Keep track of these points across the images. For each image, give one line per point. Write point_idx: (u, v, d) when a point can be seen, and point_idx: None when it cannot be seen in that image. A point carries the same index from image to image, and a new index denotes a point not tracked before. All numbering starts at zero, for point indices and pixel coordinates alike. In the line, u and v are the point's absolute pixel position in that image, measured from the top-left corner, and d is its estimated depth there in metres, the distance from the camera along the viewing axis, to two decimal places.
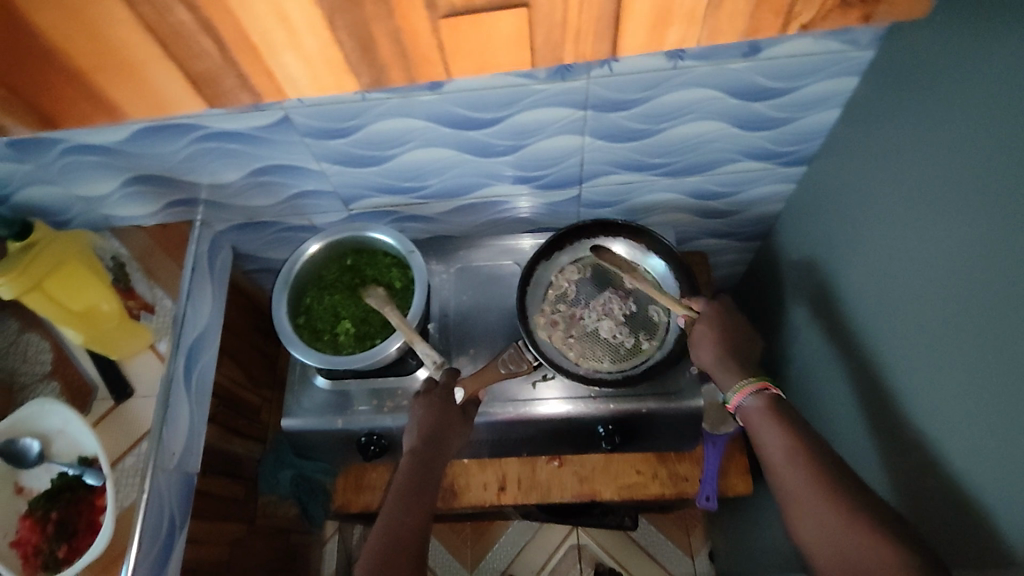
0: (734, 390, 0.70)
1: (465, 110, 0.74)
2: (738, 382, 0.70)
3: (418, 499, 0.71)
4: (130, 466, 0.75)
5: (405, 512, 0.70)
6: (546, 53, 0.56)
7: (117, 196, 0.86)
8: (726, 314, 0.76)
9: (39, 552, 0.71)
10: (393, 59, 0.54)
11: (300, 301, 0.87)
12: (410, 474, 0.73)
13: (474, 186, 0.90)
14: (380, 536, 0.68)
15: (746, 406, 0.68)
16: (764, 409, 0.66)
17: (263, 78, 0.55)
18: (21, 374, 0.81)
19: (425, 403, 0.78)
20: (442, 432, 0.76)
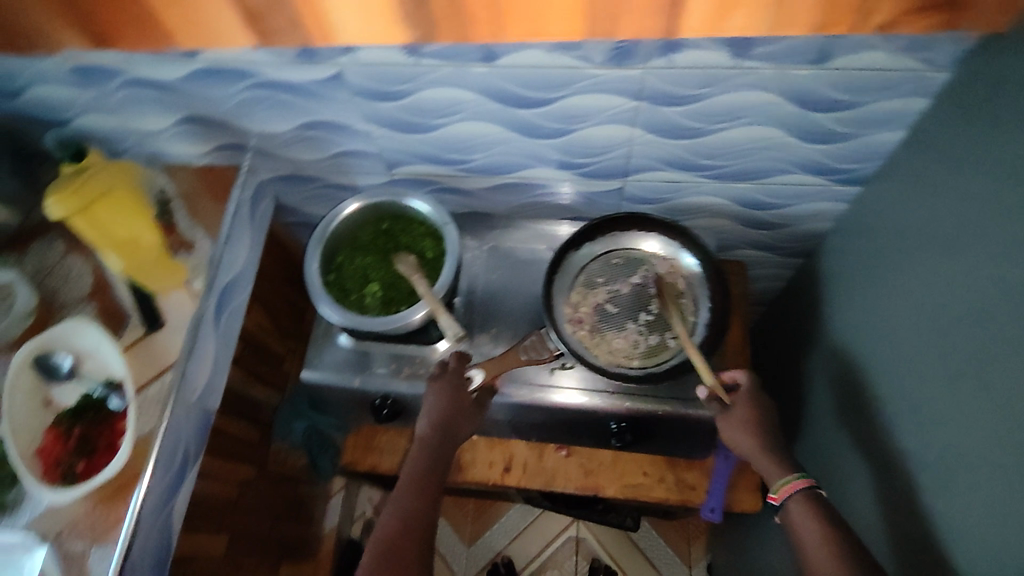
0: (778, 485, 0.71)
1: (517, 87, 0.73)
2: (783, 478, 0.71)
3: (426, 489, 0.74)
4: (154, 394, 0.78)
5: (410, 499, 0.73)
6: (600, 26, 0.60)
7: (170, 133, 0.88)
8: (755, 399, 0.77)
9: (59, 463, 0.75)
10: (444, 14, 0.59)
11: (333, 259, 0.88)
12: (419, 463, 0.76)
13: (517, 165, 0.89)
14: (388, 523, 0.72)
15: (789, 503, 0.69)
16: (811, 506, 0.68)
17: (312, 18, 0.61)
18: (63, 293, 0.85)
19: (438, 389, 0.79)
20: (454, 421, 0.77)
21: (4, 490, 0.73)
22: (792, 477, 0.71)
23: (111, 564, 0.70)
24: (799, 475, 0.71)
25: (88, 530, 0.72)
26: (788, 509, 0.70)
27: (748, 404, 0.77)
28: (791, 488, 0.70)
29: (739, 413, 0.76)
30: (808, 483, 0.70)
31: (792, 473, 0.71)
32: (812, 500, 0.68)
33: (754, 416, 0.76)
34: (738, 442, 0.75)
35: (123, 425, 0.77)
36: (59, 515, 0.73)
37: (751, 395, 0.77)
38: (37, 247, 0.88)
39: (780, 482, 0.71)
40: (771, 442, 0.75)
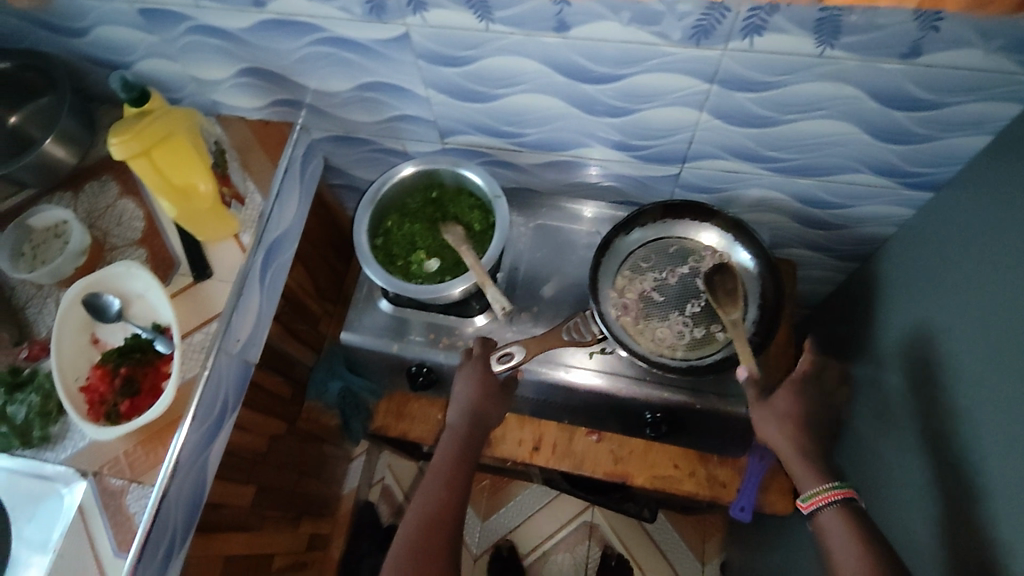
0: (810, 495, 0.69)
1: (586, 60, 0.71)
2: (816, 487, 0.69)
3: (454, 480, 0.75)
4: (198, 342, 0.79)
5: (440, 487, 0.74)
6: None
7: (229, 84, 0.88)
8: (799, 399, 0.75)
9: (104, 402, 0.75)
10: None
11: (381, 224, 0.87)
12: (448, 452, 0.77)
13: (573, 143, 0.86)
14: (420, 510, 0.73)
15: (822, 514, 0.68)
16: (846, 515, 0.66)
17: None
18: (114, 236, 0.87)
19: (468, 374, 0.80)
20: (481, 407, 0.78)
21: (49, 424, 0.76)
22: (823, 486, 0.68)
23: (149, 501, 0.71)
24: (834, 485, 0.68)
25: (127, 467, 0.73)
26: (818, 519, 0.68)
27: (789, 398, 0.75)
28: (823, 498, 0.68)
29: (777, 406, 0.74)
30: (842, 493, 0.68)
31: (827, 482, 0.69)
32: (847, 510, 0.66)
33: (799, 416, 0.74)
34: (774, 438, 0.74)
35: (169, 368, 0.77)
36: (100, 452, 0.74)
37: (796, 389, 0.75)
38: (91, 187, 0.91)
39: (810, 492, 0.69)
40: (811, 441, 0.73)
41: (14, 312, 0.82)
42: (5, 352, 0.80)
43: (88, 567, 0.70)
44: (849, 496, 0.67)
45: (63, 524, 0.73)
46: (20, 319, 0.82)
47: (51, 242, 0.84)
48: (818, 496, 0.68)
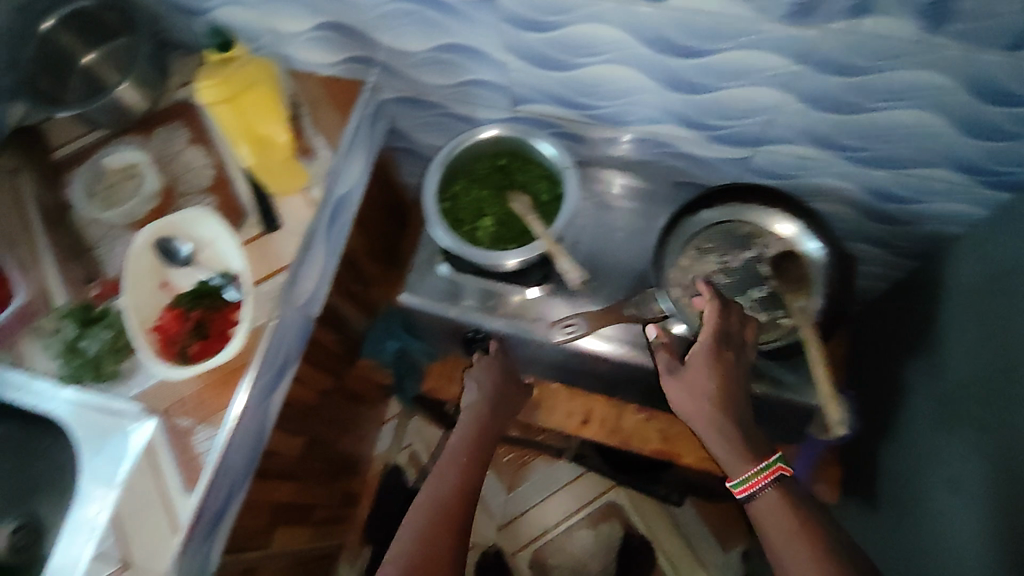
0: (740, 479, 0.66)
1: (678, 34, 0.69)
2: (746, 471, 0.66)
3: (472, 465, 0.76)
4: (267, 291, 0.80)
5: (454, 471, 0.75)
6: None
7: (305, 37, 0.88)
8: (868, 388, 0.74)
9: (176, 342, 0.77)
10: None
11: (449, 187, 0.87)
12: (463, 439, 0.79)
13: (647, 119, 0.85)
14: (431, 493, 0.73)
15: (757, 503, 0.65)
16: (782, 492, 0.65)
17: None
18: (184, 182, 0.87)
19: (487, 372, 0.88)
20: (499, 394, 0.86)
21: (120, 360, 0.78)
22: (757, 471, 0.65)
23: (218, 441, 0.74)
24: (767, 462, 0.66)
25: (193, 408, 0.75)
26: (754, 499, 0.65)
27: (706, 369, 0.70)
28: (758, 484, 0.65)
29: (683, 380, 0.70)
30: (776, 472, 0.66)
31: (757, 461, 0.66)
32: (781, 489, 0.65)
33: (719, 390, 0.69)
34: (692, 411, 0.70)
35: (236, 315, 0.79)
36: (169, 391, 0.76)
37: (708, 357, 0.70)
38: (160, 133, 0.90)
39: (741, 477, 0.67)
40: (732, 411, 0.68)
41: (84, 250, 0.84)
42: (77, 289, 0.81)
43: (154, 505, 0.72)
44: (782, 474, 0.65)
45: (131, 461, 0.75)
46: (90, 258, 0.83)
47: (123, 183, 0.86)
48: (752, 480, 0.65)
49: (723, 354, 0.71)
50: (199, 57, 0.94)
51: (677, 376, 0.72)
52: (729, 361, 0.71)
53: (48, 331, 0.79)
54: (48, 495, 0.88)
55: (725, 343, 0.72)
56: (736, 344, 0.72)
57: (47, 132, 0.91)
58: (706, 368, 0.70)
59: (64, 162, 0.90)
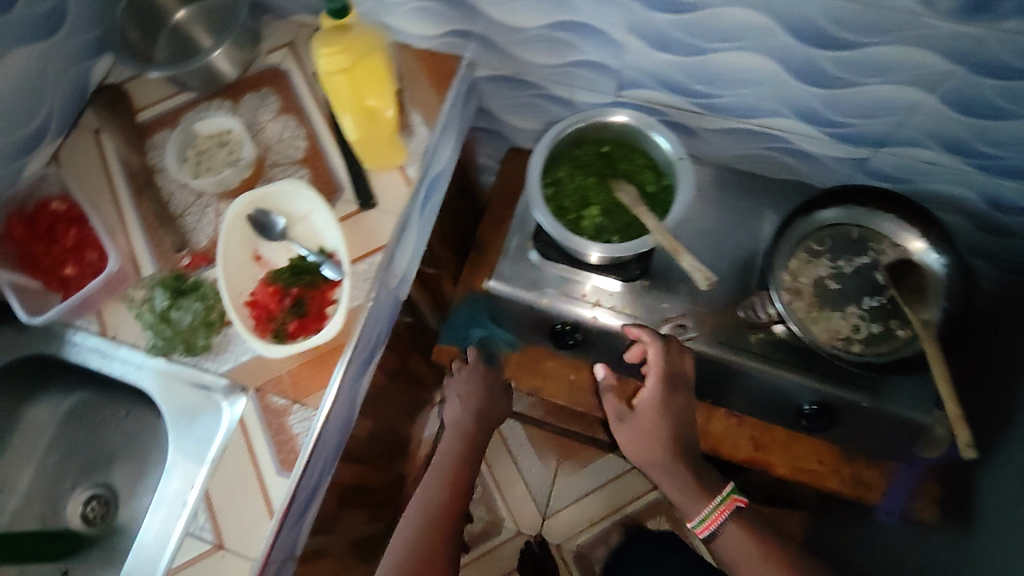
0: (700, 518, 0.78)
1: (828, 25, 0.65)
2: (705, 509, 0.78)
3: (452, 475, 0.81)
4: (364, 272, 0.77)
5: (441, 485, 0.80)
6: None
7: (406, 9, 0.82)
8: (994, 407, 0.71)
9: (273, 319, 0.75)
10: None
11: (552, 173, 0.83)
12: (446, 454, 0.85)
13: (764, 111, 0.81)
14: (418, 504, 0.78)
15: (720, 532, 0.77)
16: (738, 521, 0.78)
17: None
18: (275, 152, 0.83)
19: (467, 384, 0.92)
20: (485, 404, 0.91)
21: (212, 333, 0.75)
22: (714, 507, 0.77)
23: (315, 424, 0.72)
24: (722, 497, 0.78)
25: (291, 388, 0.73)
26: (718, 532, 0.77)
27: (655, 414, 0.79)
28: (717, 518, 0.77)
29: (631, 426, 0.81)
30: (732, 504, 0.78)
31: (715, 499, 0.78)
32: (737, 517, 0.78)
33: (673, 432, 0.79)
34: (646, 454, 0.80)
35: (334, 294, 0.76)
36: (265, 368, 0.74)
37: (656, 403, 0.79)
38: (250, 99, 0.86)
39: (702, 516, 0.78)
40: (685, 447, 0.80)
41: (173, 218, 0.80)
42: (165, 257, 0.78)
43: (251, 486, 0.70)
44: (736, 505, 0.78)
45: (222, 438, 0.73)
46: (179, 226, 0.80)
47: (215, 150, 0.82)
48: (713, 515, 0.77)
49: (671, 397, 0.79)
50: (292, 21, 0.90)
51: (627, 423, 0.82)
52: (679, 400, 0.79)
53: (138, 300, 0.76)
54: (121, 465, 0.86)
55: (675, 385, 0.80)
56: (680, 382, 0.80)
57: (131, 92, 0.87)
58: (655, 415, 0.79)
59: (148, 125, 0.85)
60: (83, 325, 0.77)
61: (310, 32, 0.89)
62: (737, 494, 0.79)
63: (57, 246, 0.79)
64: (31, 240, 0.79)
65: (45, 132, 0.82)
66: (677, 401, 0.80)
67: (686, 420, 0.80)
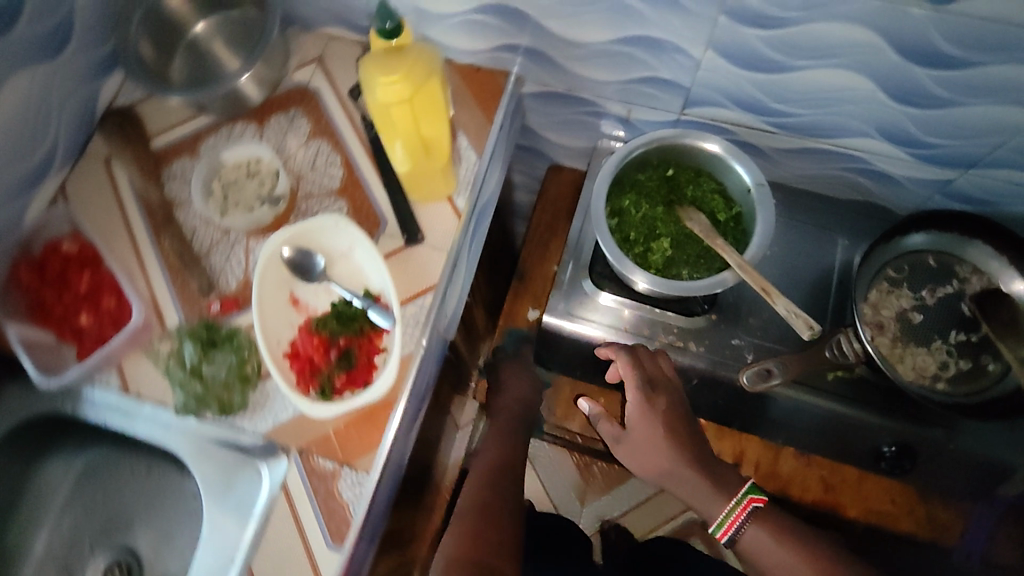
0: (718, 523, 0.72)
1: (943, 41, 0.59)
2: (723, 513, 0.71)
3: (502, 462, 0.78)
4: (412, 316, 0.70)
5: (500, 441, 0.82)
6: None
7: (454, 22, 0.74)
8: None
9: (317, 373, 0.67)
10: None
11: (616, 202, 0.77)
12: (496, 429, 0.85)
13: (846, 130, 0.75)
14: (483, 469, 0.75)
15: (744, 535, 0.71)
16: (760, 521, 0.71)
17: None
18: (308, 182, 0.75)
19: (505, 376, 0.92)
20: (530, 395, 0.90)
21: (247, 389, 0.67)
22: (731, 510, 0.71)
23: (367, 490, 0.64)
24: (737, 500, 0.71)
25: (338, 449, 0.66)
26: (738, 536, 0.72)
27: (645, 426, 0.73)
28: (734, 523, 0.71)
29: (628, 444, 0.75)
30: (748, 505, 0.71)
31: (730, 501, 0.71)
32: (759, 518, 0.71)
33: (670, 430, 0.72)
34: (650, 467, 0.73)
35: (383, 342, 0.69)
36: (308, 428, 0.66)
37: (638, 410, 0.73)
38: (278, 121, 0.78)
39: (720, 520, 0.71)
40: (690, 447, 0.72)
41: (197, 258, 0.72)
42: (191, 303, 0.71)
43: (297, 554, 0.63)
44: (755, 505, 0.71)
45: (263, 502, 0.66)
46: (204, 267, 0.72)
47: (244, 182, 0.75)
48: (729, 520, 0.71)
49: (653, 398, 0.73)
50: (321, 33, 0.82)
51: (625, 444, 0.75)
52: (663, 403, 0.73)
53: (164, 353, 0.69)
54: (141, 528, 0.79)
55: (653, 391, 0.74)
56: (657, 385, 0.74)
57: (143, 115, 0.79)
58: (646, 426, 0.73)
59: (164, 153, 0.77)
60: (102, 380, 0.69)
61: (341, 46, 0.81)
62: (755, 493, 0.72)
63: (69, 293, 0.71)
64: (41, 287, 0.71)
65: (50, 164, 0.74)
66: (667, 406, 0.73)
67: (682, 426, 0.73)
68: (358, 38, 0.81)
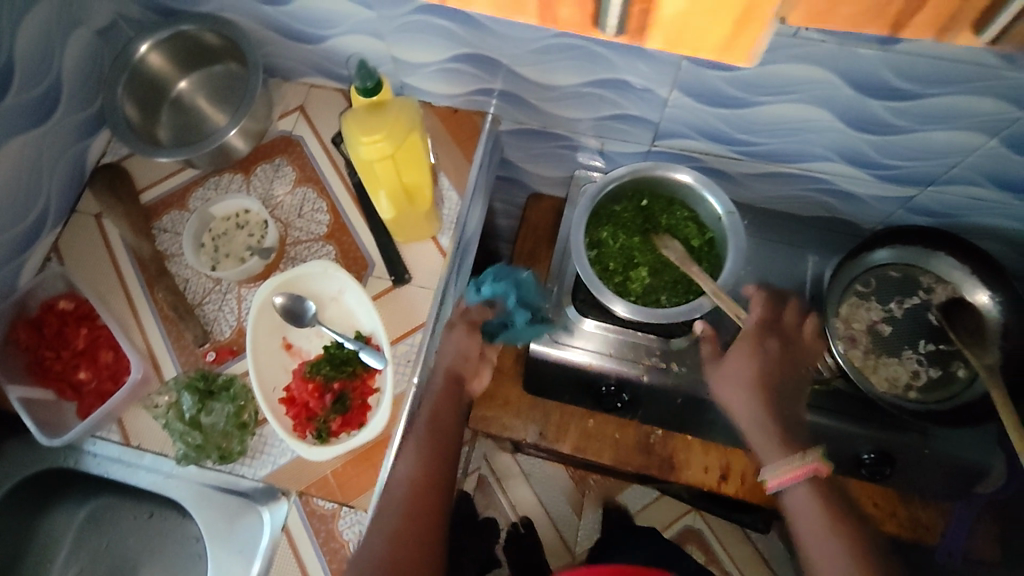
0: (772, 472, 0.70)
1: (893, 75, 0.62)
2: (781, 466, 0.69)
3: (443, 420, 0.67)
4: (403, 354, 0.72)
5: (433, 426, 0.66)
6: None
7: (432, 70, 0.77)
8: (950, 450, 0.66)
9: (313, 416, 0.69)
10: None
11: (595, 235, 0.80)
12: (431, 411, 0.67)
13: (808, 155, 0.78)
14: (405, 532, 0.59)
15: (793, 490, 0.70)
16: (813, 485, 0.70)
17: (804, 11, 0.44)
18: (296, 229, 0.78)
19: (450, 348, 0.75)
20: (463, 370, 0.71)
21: (246, 437, 0.70)
22: (790, 463, 0.69)
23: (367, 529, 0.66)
24: (802, 460, 0.69)
25: (338, 490, 0.68)
26: (789, 491, 0.70)
27: (746, 360, 0.73)
28: (790, 477, 0.69)
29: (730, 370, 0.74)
30: (811, 467, 0.69)
31: (793, 456, 0.69)
32: (816, 484, 0.69)
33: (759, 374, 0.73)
34: (736, 404, 0.73)
35: (377, 383, 0.71)
36: (306, 471, 0.68)
37: (751, 346, 0.74)
38: (264, 170, 0.81)
39: (776, 471, 0.70)
40: (775, 398, 0.72)
41: (191, 309, 0.74)
42: (187, 353, 0.73)
43: None
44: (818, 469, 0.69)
45: (265, 548, 0.68)
46: (198, 317, 0.74)
47: (233, 233, 0.77)
48: (784, 474, 0.69)
49: (763, 340, 0.74)
50: (302, 82, 0.84)
51: (722, 369, 0.75)
52: (774, 347, 0.74)
53: (163, 406, 0.71)
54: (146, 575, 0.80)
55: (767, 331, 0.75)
56: (789, 345, 0.75)
57: (130, 170, 0.81)
58: (755, 362, 0.73)
59: (154, 207, 0.79)
60: (104, 434, 0.71)
61: (321, 94, 0.84)
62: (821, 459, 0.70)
63: (67, 350, 0.73)
64: (39, 346, 0.73)
65: (42, 225, 0.76)
66: (783, 361, 0.74)
67: (783, 380, 0.73)
68: (339, 85, 0.83)
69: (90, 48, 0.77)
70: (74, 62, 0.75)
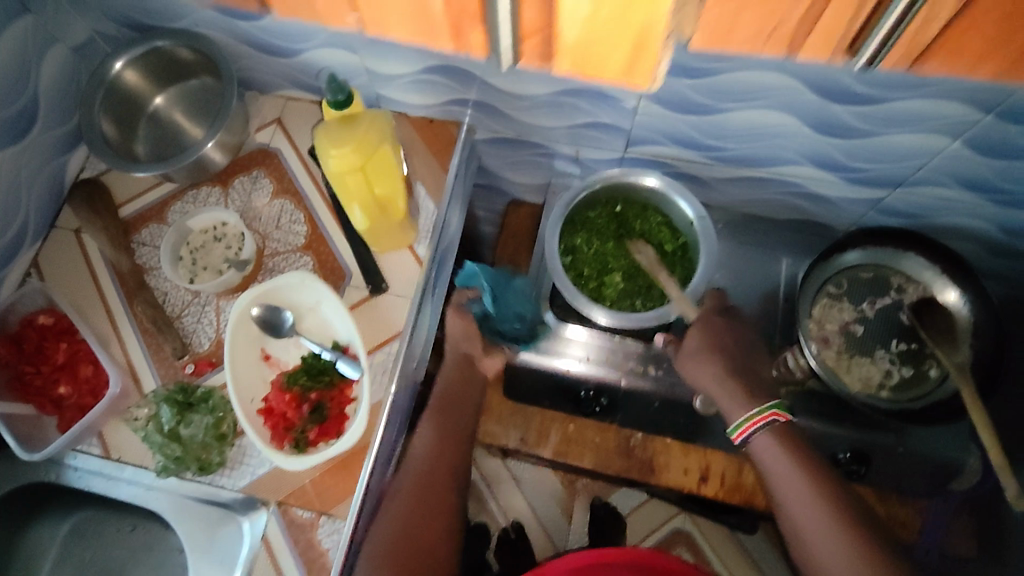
0: (734, 426, 0.72)
1: (854, 82, 0.63)
2: (743, 416, 0.71)
3: (454, 408, 0.75)
4: (380, 363, 0.73)
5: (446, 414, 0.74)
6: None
7: (406, 81, 0.78)
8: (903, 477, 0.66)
9: (291, 426, 0.70)
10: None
11: (569, 241, 0.81)
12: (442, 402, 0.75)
13: (778, 159, 0.79)
14: (415, 514, 0.67)
15: (760, 444, 0.71)
16: (777, 435, 0.71)
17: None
18: (274, 240, 0.79)
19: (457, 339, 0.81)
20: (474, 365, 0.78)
21: (225, 447, 0.70)
22: (748, 416, 0.71)
23: (344, 537, 0.67)
24: (759, 408, 0.71)
25: (316, 499, 0.68)
26: (753, 439, 0.72)
27: (699, 334, 0.76)
28: (750, 428, 0.70)
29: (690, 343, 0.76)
30: (770, 417, 0.70)
31: (753, 409, 0.71)
32: (777, 431, 0.70)
33: (720, 347, 0.75)
34: (703, 377, 0.75)
35: (354, 392, 0.72)
36: (283, 481, 0.69)
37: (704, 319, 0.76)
38: (241, 183, 0.82)
39: (737, 424, 0.72)
40: (742, 373, 0.74)
41: (170, 322, 0.75)
42: (166, 366, 0.74)
43: None
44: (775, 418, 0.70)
45: (245, 557, 0.68)
46: (177, 330, 0.75)
47: (211, 246, 0.78)
48: (747, 424, 0.71)
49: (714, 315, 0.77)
50: (278, 95, 0.85)
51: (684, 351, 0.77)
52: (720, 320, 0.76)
53: (142, 418, 0.72)
54: None
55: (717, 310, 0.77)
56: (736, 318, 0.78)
57: (109, 184, 0.81)
58: (714, 329, 0.76)
59: (133, 221, 0.80)
60: (84, 448, 0.72)
61: (298, 106, 0.85)
62: (778, 408, 0.71)
63: (47, 365, 0.74)
64: (19, 362, 0.74)
65: (20, 241, 0.76)
66: (736, 332, 0.77)
67: (743, 352, 0.76)
68: (314, 97, 0.84)
69: (66, 65, 0.78)
70: (50, 80, 0.76)
